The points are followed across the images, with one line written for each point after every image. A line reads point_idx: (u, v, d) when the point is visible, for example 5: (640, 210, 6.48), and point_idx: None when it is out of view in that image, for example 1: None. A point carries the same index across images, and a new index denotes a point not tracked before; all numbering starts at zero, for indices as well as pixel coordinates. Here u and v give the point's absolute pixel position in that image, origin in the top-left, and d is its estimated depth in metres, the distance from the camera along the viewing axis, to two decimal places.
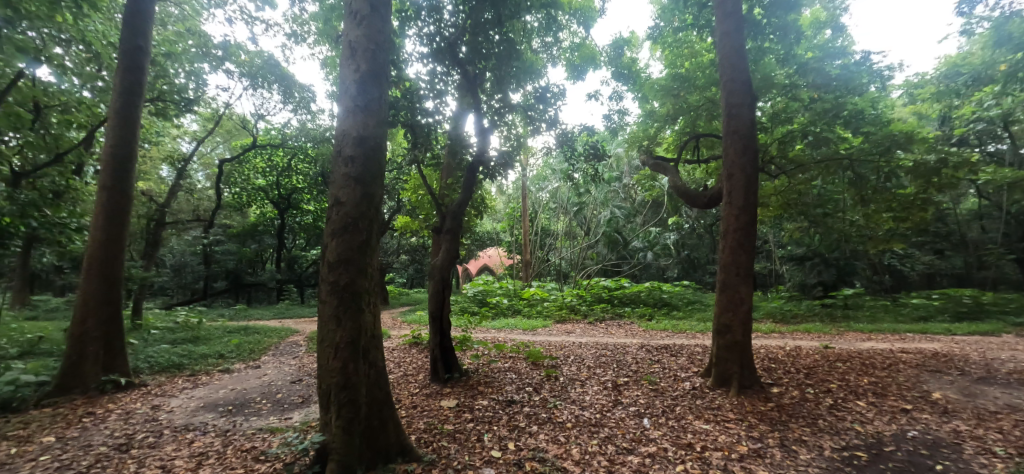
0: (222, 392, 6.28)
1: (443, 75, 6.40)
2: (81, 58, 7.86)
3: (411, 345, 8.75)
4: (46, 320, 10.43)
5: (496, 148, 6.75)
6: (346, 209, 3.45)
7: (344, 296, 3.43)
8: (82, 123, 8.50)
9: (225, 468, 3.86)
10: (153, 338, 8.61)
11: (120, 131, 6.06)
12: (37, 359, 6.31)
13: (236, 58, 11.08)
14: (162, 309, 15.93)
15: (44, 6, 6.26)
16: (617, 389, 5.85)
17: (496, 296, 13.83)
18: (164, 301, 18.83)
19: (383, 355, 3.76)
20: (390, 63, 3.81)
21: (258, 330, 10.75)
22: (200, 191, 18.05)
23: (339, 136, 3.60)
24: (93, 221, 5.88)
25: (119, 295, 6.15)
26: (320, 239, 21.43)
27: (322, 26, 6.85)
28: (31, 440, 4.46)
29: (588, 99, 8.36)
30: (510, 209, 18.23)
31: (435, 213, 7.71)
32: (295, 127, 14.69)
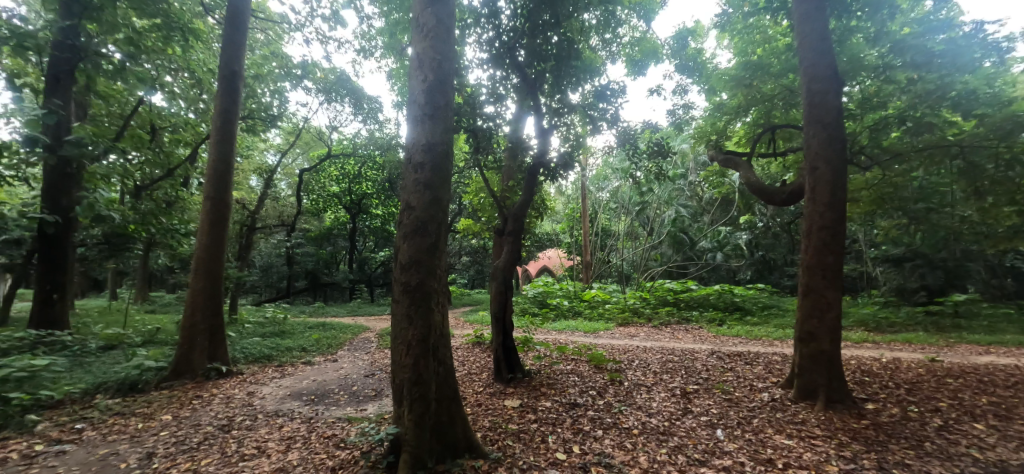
0: (305, 382, 6.79)
1: (503, 79, 6.54)
2: (187, 83, 8.92)
3: (474, 345, 8.93)
4: (161, 314, 11.89)
5: (557, 149, 6.75)
6: (417, 213, 3.61)
7: (415, 296, 3.58)
8: (189, 141, 9.63)
9: (310, 452, 4.17)
10: (246, 331, 9.49)
11: (219, 147, 6.75)
12: (156, 347, 7.22)
13: (313, 76, 12.01)
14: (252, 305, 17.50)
15: (159, 41, 7.21)
16: (687, 397, 5.61)
17: (557, 297, 13.75)
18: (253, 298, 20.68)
19: (451, 354, 3.87)
20: (455, 71, 3.93)
21: (333, 327, 11.49)
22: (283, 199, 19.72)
23: (409, 143, 3.77)
24: (199, 226, 6.61)
25: (220, 293, 6.85)
26: (387, 242, 22.51)
27: (388, 40, 7.23)
28: (152, 418, 5.11)
29: (650, 94, 8.08)
30: (570, 209, 18.12)
31: (497, 215, 7.84)
32: (364, 136, 15.67)
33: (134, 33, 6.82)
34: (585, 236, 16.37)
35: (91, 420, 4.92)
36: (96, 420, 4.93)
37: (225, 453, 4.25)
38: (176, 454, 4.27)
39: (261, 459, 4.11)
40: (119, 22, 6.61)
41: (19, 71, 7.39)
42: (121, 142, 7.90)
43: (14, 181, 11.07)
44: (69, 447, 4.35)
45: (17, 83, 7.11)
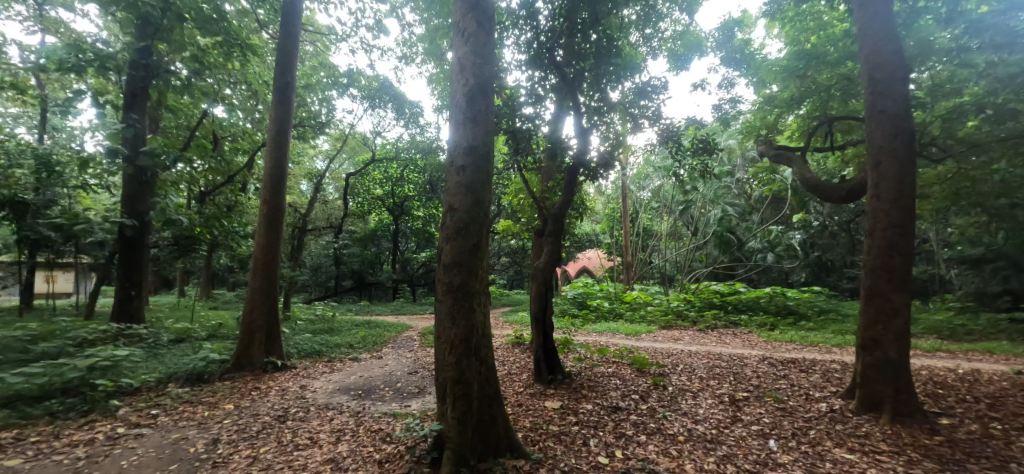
0: (353, 378, 7.08)
1: (541, 80, 6.57)
2: (244, 95, 9.52)
3: (515, 345, 8.98)
4: (223, 310, 12.76)
5: (596, 148, 6.70)
6: (459, 215, 3.70)
7: (458, 296, 3.67)
8: (247, 149, 10.29)
9: (359, 445, 4.37)
10: (298, 328, 10.01)
11: (275, 154, 7.17)
12: (219, 341, 7.76)
13: (358, 84, 12.48)
14: (302, 303, 18.38)
15: (221, 57, 7.75)
16: (735, 404, 5.42)
17: (598, 298, 13.58)
18: (304, 297, 21.72)
19: (494, 354, 3.93)
20: (496, 73, 4.00)
21: (379, 325, 11.89)
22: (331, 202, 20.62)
23: (452, 146, 3.87)
24: (257, 228, 7.04)
25: (275, 292, 7.26)
26: (429, 243, 23.01)
27: (429, 46, 7.43)
28: (217, 407, 5.50)
29: (694, 89, 7.85)
30: (610, 209, 17.86)
31: (537, 216, 7.87)
32: (406, 140, 16.14)
33: (198, 51, 7.37)
34: (625, 236, 16.11)
35: (164, 407, 5.37)
36: (168, 407, 5.39)
37: (281, 442, 4.53)
38: (239, 440, 4.59)
39: (314, 449, 4.35)
40: (187, 40, 7.17)
41: (102, 89, 8.17)
42: (188, 152, 8.55)
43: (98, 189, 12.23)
44: (146, 430, 4.78)
45: (100, 100, 7.87)
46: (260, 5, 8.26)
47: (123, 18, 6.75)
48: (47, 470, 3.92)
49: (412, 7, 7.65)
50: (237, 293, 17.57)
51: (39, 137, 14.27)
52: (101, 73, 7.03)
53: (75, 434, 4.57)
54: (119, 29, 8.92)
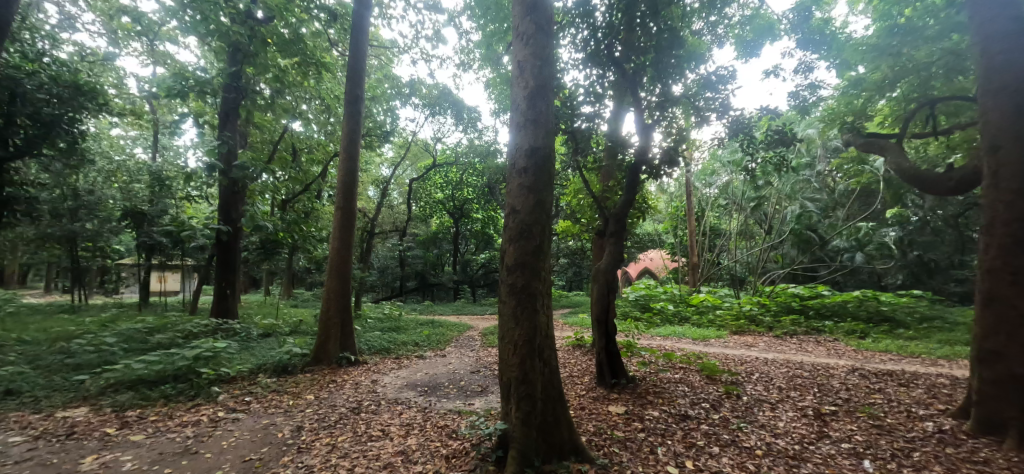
0: (420, 374, 7.41)
1: (599, 78, 6.49)
2: (318, 109, 10.29)
3: (575, 347, 8.90)
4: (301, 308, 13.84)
5: (659, 145, 6.48)
6: (522, 216, 3.75)
7: (521, 297, 3.73)
8: (321, 159, 11.11)
9: (427, 439, 4.56)
10: (368, 326, 10.61)
11: (347, 163, 7.68)
12: (300, 336, 8.45)
13: (419, 93, 13.03)
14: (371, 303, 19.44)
15: (298, 76, 8.43)
16: (820, 419, 4.99)
17: (661, 300, 13.06)
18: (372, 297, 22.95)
19: (557, 356, 3.94)
20: (556, 74, 4.01)
21: (442, 325, 12.28)
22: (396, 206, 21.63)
23: (513, 149, 3.93)
24: (332, 232, 7.58)
25: (349, 291, 7.76)
26: (488, 245, 23.38)
27: (486, 51, 7.58)
28: (300, 396, 6.01)
29: (767, 77, 7.32)
30: (673, 208, 17.11)
31: (597, 216, 7.75)
32: (465, 144, 16.58)
33: (280, 71, 8.07)
34: (691, 235, 15.37)
35: (256, 395, 5.96)
36: (259, 395, 5.97)
37: (357, 432, 4.84)
38: (318, 428, 4.98)
39: (386, 441, 4.60)
40: (270, 63, 7.89)
41: (201, 112, 9.22)
42: (271, 164, 9.39)
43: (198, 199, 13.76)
44: (241, 415, 5.33)
45: (200, 121, 8.89)
46: (332, 25, 8.89)
47: (218, 47, 7.57)
48: (165, 445, 4.50)
49: (469, 15, 7.88)
50: (314, 292, 18.92)
51: (152, 155, 16.38)
52: (200, 97, 7.93)
53: (185, 415, 5.21)
54: (213, 57, 10.02)
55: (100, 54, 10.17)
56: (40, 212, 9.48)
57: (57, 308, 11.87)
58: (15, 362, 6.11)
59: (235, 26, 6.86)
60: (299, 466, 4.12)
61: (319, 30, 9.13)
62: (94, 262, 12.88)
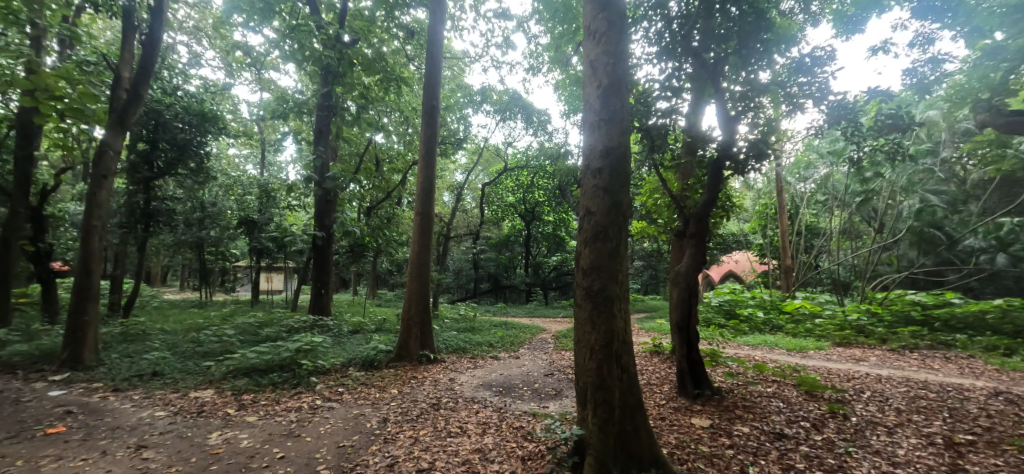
0: (495, 374, 7.59)
1: (676, 71, 6.15)
2: (398, 121, 11.06)
3: (653, 354, 8.51)
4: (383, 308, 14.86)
5: (745, 137, 5.91)
6: (597, 218, 3.67)
7: (597, 300, 3.64)
8: (400, 167, 11.89)
9: (503, 439, 4.65)
10: (446, 325, 11.08)
11: (425, 170, 8.09)
12: (385, 334, 9.06)
13: (490, 99, 13.64)
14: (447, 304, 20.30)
15: (380, 90, 9.09)
16: (953, 450, 4.25)
17: (749, 306, 12.02)
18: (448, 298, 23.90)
19: (635, 362, 3.79)
20: (630, 71, 3.87)
21: (516, 327, 12.44)
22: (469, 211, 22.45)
23: (586, 151, 3.86)
24: (413, 236, 8.03)
25: (428, 293, 8.15)
26: (559, 247, 23.27)
27: (555, 54, 7.58)
28: (385, 390, 6.45)
29: (874, 54, 6.48)
30: (762, 205, 15.70)
31: (677, 216, 7.33)
32: (536, 148, 16.68)
33: (364, 88, 8.77)
34: (783, 236, 13.98)
35: (348, 386, 6.50)
36: (350, 387, 6.51)
37: (437, 427, 5.08)
38: (402, 420, 5.32)
39: (464, 438, 4.76)
40: (357, 82, 8.63)
41: (298, 130, 10.31)
42: (358, 174, 10.23)
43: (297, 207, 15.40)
44: (335, 404, 5.85)
45: (298, 138, 9.93)
46: (410, 42, 9.73)
47: (312, 71, 8.41)
48: (273, 427, 5.06)
49: (537, 19, 7.95)
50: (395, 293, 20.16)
51: (261, 171, 18.56)
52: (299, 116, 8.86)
53: (290, 401, 5.84)
54: (308, 80, 11.17)
55: (221, 85, 11.79)
56: (178, 223, 11.19)
57: (189, 304, 13.92)
58: (160, 348, 7.28)
59: (327, 51, 7.64)
60: (385, 455, 4.37)
61: (398, 48, 9.79)
62: (216, 264, 14.88)
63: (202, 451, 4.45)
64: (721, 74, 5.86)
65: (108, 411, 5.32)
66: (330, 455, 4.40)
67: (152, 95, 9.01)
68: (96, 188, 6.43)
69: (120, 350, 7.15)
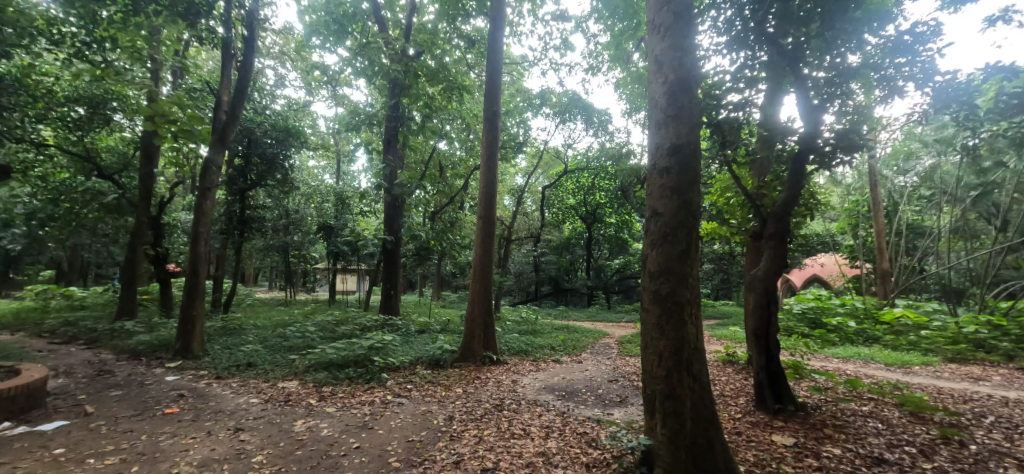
0: (557, 378, 7.54)
1: (750, 59, 5.44)
2: (459, 128, 11.51)
3: (727, 363, 7.97)
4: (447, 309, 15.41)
5: (830, 127, 5.04)
6: (665, 219, 3.43)
7: (666, 305, 3.39)
8: (462, 173, 12.32)
9: (567, 444, 4.59)
10: (508, 327, 11.25)
11: (487, 175, 8.24)
12: (449, 334, 9.37)
13: (549, 101, 13.62)
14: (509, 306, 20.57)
15: (443, 99, 9.45)
16: None
17: (839, 314, 10.87)
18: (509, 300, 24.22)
19: (708, 370, 3.48)
20: (700, 64, 3.61)
21: (577, 330, 12.29)
22: (530, 214, 22.67)
23: (652, 150, 3.65)
24: (476, 239, 8.22)
25: (490, 295, 8.27)
26: (623, 249, 22.70)
27: (614, 51, 7.45)
28: (450, 389, 6.65)
29: (993, 25, 5.61)
30: (853, 202, 14.18)
31: (751, 217, 6.71)
32: (596, 149, 16.33)
33: (429, 98, 9.19)
34: (880, 236, 12.49)
35: (416, 383, 6.81)
36: (417, 384, 6.80)
37: (500, 428, 5.14)
38: (467, 419, 5.47)
39: (527, 440, 4.76)
40: (422, 92, 9.08)
41: (369, 140, 11.06)
42: (424, 180, 10.74)
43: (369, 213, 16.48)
44: (404, 400, 6.14)
45: (369, 148, 10.67)
46: (470, 50, 10.06)
47: (381, 85, 8.96)
48: (349, 419, 5.43)
49: (596, 18, 7.82)
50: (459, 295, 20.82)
51: (336, 180, 20.08)
52: (370, 128, 9.48)
53: (364, 395, 6.23)
54: (377, 94, 11.93)
55: (302, 103, 12.96)
56: (268, 229, 12.41)
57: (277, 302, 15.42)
58: (253, 342, 8.11)
59: (394, 65, 8.19)
60: (451, 452, 4.47)
61: (459, 57, 10.18)
62: (299, 266, 16.33)
63: (288, 436, 4.86)
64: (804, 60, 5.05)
65: (212, 396, 6.01)
66: (399, 448, 4.58)
67: (246, 115, 10.10)
68: (202, 199, 7.33)
69: (220, 343, 8.05)
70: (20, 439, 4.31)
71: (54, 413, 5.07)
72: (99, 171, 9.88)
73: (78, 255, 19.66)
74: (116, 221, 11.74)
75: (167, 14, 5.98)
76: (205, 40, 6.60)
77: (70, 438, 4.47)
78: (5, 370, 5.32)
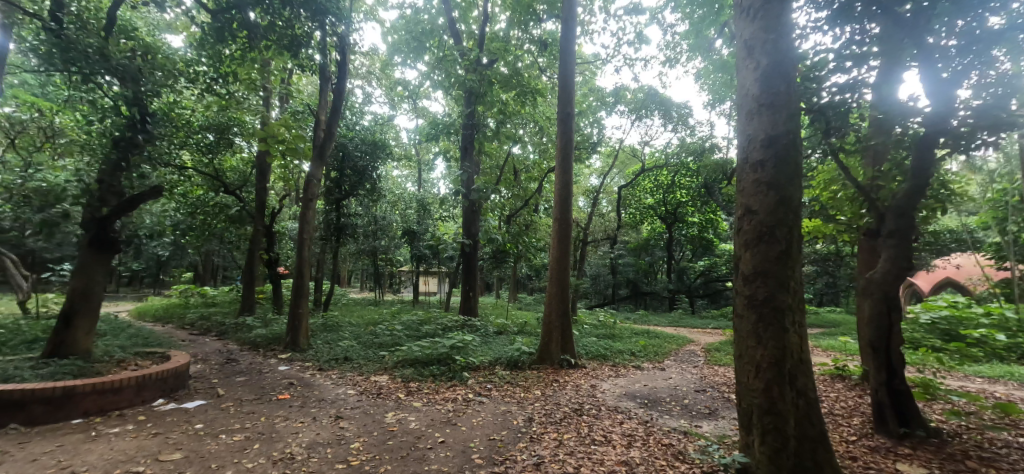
0: (639, 385, 7.24)
1: (861, 33, 4.69)
2: (532, 132, 11.69)
3: (836, 378, 7.10)
4: (524, 311, 15.60)
5: (967, 102, 4.21)
6: (760, 218, 3.09)
7: (764, 311, 3.04)
8: (536, 176, 12.44)
9: (652, 455, 4.37)
10: (585, 331, 11.08)
11: (562, 176, 8.20)
12: (527, 336, 9.45)
13: (623, 99, 13.29)
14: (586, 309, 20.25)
15: (515, 103, 9.63)
16: None
17: (981, 325, 9.22)
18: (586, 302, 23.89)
19: (816, 385, 3.07)
20: (799, 44, 3.21)
21: (659, 336, 11.75)
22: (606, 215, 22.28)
23: (745, 143, 3.30)
24: (553, 242, 8.18)
25: (568, 298, 8.17)
26: (708, 250, 21.38)
27: (694, 40, 7.08)
28: (529, 391, 6.68)
29: None
30: (998, 192, 11.97)
31: (865, 211, 5.61)
32: (676, 145, 15.60)
33: (502, 105, 9.45)
34: None
35: (495, 383, 6.94)
36: (497, 384, 6.93)
37: (580, 433, 5.04)
38: (547, 422, 5.45)
39: (609, 447, 4.62)
40: (496, 99, 9.33)
41: (447, 149, 11.64)
42: (499, 185, 11.09)
43: (448, 218, 17.28)
44: (485, 399, 6.27)
45: (447, 156, 11.21)
46: (542, 54, 10.17)
47: (457, 95, 9.37)
48: (435, 414, 5.67)
49: (673, 7, 7.47)
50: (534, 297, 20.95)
51: (418, 188, 21.26)
52: (448, 137, 9.95)
53: (447, 392, 6.47)
54: (453, 104, 12.52)
55: (387, 117, 13.96)
56: (360, 235, 13.49)
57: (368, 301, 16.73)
58: (349, 338, 8.84)
59: (469, 75, 8.54)
60: (532, 454, 4.48)
61: (532, 62, 10.33)
62: (386, 269, 17.55)
63: (381, 427, 5.20)
64: (929, 28, 4.19)
65: (316, 385, 6.64)
66: (482, 446, 4.69)
67: (340, 132, 11.13)
68: (305, 209, 8.14)
69: (321, 338, 8.89)
70: (171, 414, 5.09)
71: (194, 393, 5.92)
72: (225, 187, 11.48)
73: (210, 260, 22.91)
74: (239, 229, 13.53)
75: (276, 48, 6.77)
76: (306, 67, 7.35)
77: (206, 415, 5.20)
78: (159, 356, 6.33)
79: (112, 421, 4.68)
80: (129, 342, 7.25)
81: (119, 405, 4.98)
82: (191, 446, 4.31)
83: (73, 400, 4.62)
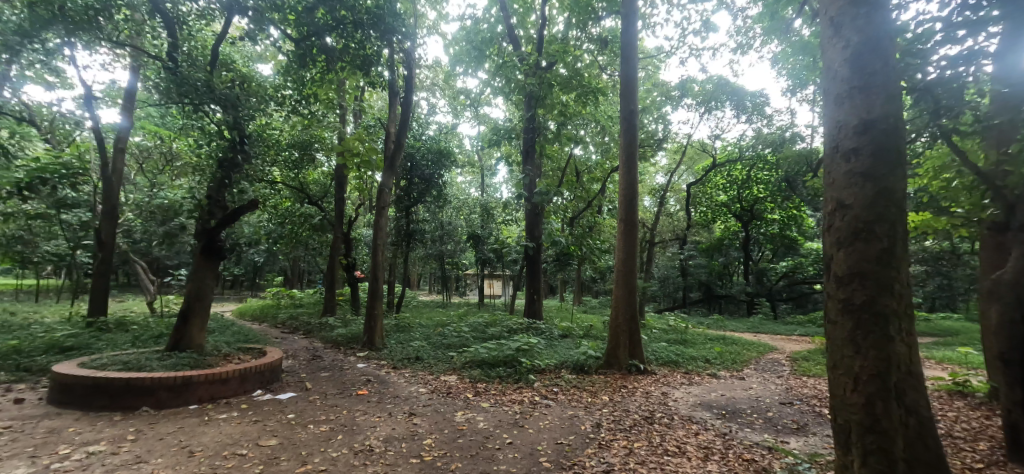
0: (715, 395, 6.81)
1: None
2: (593, 132, 11.54)
3: (955, 395, 6.17)
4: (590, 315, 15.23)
5: None
6: (855, 212, 2.76)
7: (863, 317, 2.70)
8: (599, 176, 12.19)
9: (732, 470, 4.07)
10: (656, 336, 10.63)
11: (627, 175, 7.94)
12: (593, 340, 9.24)
13: (690, 92, 12.67)
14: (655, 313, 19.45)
15: (576, 103, 9.52)
16: None
17: None
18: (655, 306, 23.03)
19: (929, 401, 2.70)
20: (896, 16, 2.84)
21: (737, 342, 10.97)
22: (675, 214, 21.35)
23: (834, 130, 2.98)
24: (618, 244, 7.94)
25: (635, 301, 7.88)
26: (791, 250, 19.69)
27: (770, 23, 6.61)
28: (597, 396, 6.52)
29: None
30: None
31: (989, 201, 4.84)
32: (750, 137, 14.67)
33: (563, 106, 9.41)
34: None
35: (562, 387, 6.86)
36: (564, 387, 6.84)
37: (652, 442, 4.82)
38: (617, 428, 5.29)
39: (683, 459, 4.37)
40: (556, 101, 9.31)
41: (510, 153, 11.78)
42: (562, 187, 11.03)
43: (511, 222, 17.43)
44: (551, 403, 6.22)
45: (509, 161, 11.34)
46: (602, 52, 10.01)
47: (518, 100, 9.48)
48: (502, 416, 5.69)
49: None
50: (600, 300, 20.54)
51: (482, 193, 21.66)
52: (510, 141, 10.02)
53: (514, 395, 6.49)
54: (513, 109, 12.67)
55: (450, 126, 14.41)
56: (428, 240, 13.98)
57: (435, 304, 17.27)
58: (419, 339, 9.18)
59: (528, 79, 8.60)
60: (601, 461, 4.35)
61: (591, 61, 10.21)
62: (453, 273, 18.06)
63: (451, 425, 5.32)
64: None
65: (391, 383, 6.95)
66: (550, 449, 4.64)
67: (408, 142, 11.65)
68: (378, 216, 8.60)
69: (394, 338, 9.32)
70: (268, 404, 5.56)
71: (286, 386, 6.42)
72: (308, 198, 12.48)
73: (296, 265, 24.97)
74: (320, 236, 14.61)
75: (350, 68, 7.20)
76: (376, 84, 7.76)
77: (297, 406, 5.63)
78: (257, 351, 6.97)
79: (221, 407, 5.22)
80: (233, 338, 8.10)
81: (225, 394, 5.52)
82: (285, 433, 4.68)
83: (190, 388, 5.20)
